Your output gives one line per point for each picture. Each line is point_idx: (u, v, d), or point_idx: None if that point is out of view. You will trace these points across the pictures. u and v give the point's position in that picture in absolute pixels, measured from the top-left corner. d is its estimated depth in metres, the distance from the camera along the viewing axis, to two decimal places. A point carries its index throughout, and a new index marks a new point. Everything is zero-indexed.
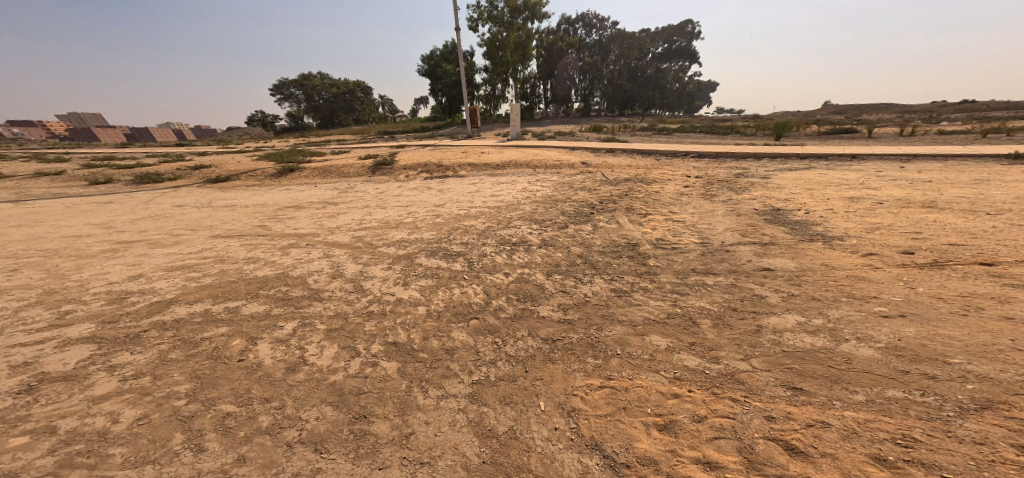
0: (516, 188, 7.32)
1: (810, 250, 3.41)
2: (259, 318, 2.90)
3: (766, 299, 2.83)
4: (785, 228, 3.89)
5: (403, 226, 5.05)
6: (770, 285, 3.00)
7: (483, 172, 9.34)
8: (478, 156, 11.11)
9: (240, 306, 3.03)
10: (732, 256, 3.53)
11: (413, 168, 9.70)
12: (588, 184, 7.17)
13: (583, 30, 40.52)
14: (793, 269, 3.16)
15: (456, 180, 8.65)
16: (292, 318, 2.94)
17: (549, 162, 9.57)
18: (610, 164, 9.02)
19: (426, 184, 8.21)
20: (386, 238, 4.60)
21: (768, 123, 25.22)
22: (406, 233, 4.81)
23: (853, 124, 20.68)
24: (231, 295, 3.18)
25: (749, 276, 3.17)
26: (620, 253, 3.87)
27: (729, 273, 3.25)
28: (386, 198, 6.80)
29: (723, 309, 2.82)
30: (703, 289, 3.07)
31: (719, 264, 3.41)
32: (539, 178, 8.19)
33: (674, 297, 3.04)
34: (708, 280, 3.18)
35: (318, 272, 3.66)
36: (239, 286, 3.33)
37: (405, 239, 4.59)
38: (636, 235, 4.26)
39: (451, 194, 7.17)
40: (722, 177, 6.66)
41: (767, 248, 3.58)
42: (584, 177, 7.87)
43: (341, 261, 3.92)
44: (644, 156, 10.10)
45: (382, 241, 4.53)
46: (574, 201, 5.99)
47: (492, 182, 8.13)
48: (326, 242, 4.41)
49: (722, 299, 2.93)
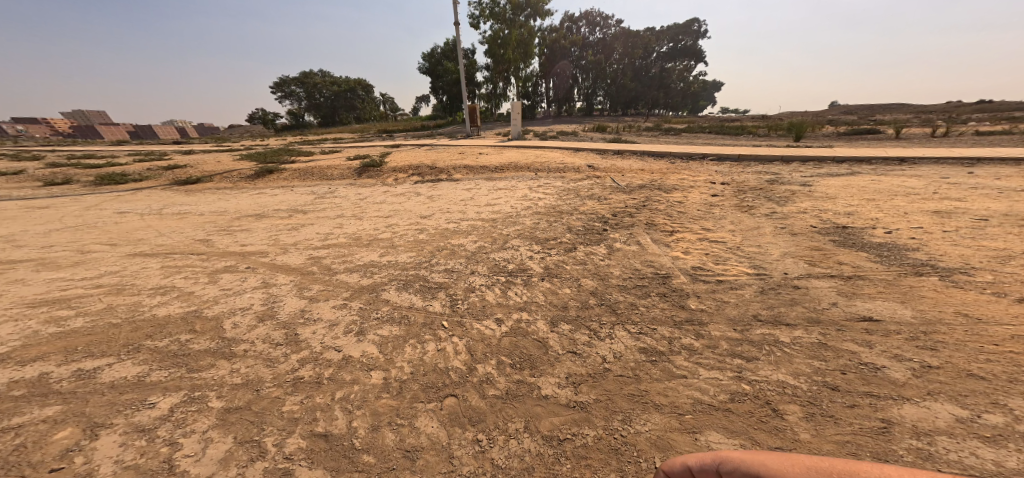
0: (515, 195, 6.44)
1: (928, 290, 2.48)
2: (121, 389, 2.05)
3: (889, 374, 1.91)
4: (869, 255, 2.99)
5: (376, 244, 4.18)
6: (886, 350, 2.07)
7: (479, 175, 8.45)
8: (475, 157, 10.23)
9: (99, 369, 2.16)
10: (807, 295, 2.63)
11: (403, 170, 8.83)
12: (597, 191, 6.25)
13: (587, 27, 39.49)
14: (914, 321, 2.24)
15: (449, 185, 7.77)
16: (171, 389, 2.09)
17: (553, 164, 8.66)
18: (620, 168, 8.10)
19: (414, 189, 7.33)
20: (350, 260, 3.73)
21: (779, 123, 24.17)
22: (377, 253, 3.94)
23: (872, 125, 19.62)
24: (96, 349, 2.32)
25: (845, 331, 2.26)
26: (651, 291, 2.97)
27: (811, 326, 2.34)
28: (364, 206, 5.92)
29: (819, 388, 1.89)
30: (780, 356, 2.15)
31: (793, 310, 2.51)
32: (541, 183, 7.28)
33: (737, 362, 2.17)
34: (783, 338, 2.29)
35: (241, 312, 2.83)
36: (118, 333, 2.48)
37: (375, 262, 3.71)
38: (666, 263, 3.36)
39: (441, 201, 6.28)
40: (753, 183, 5.74)
41: (855, 284, 2.67)
42: (591, 183, 6.96)
43: (277, 295, 3.08)
44: (658, 158, 9.19)
45: (344, 264, 3.66)
46: (582, 212, 5.11)
47: (488, 187, 7.23)
48: (273, 266, 3.56)
49: (814, 373, 2.00)
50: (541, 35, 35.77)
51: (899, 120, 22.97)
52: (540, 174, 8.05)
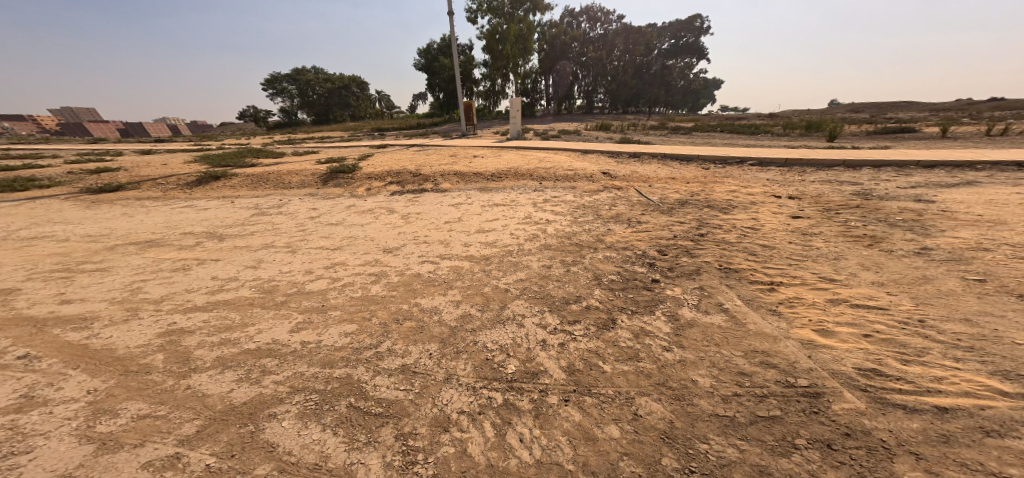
0: (517, 213, 4.98)
1: None
2: None
3: None
4: None
5: (288, 306, 2.82)
6: None
7: (472, 183, 6.94)
8: (468, 161, 8.71)
9: None
10: None
11: (380, 175, 7.27)
12: (624, 209, 4.78)
13: (587, 22, 37.96)
14: None
15: (434, 196, 6.27)
16: None
17: (562, 171, 7.17)
18: (645, 175, 6.59)
19: (389, 202, 5.83)
20: (232, 343, 2.36)
21: (792, 122, 22.81)
22: (288, 327, 2.60)
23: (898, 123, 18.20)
24: None
25: None
26: (775, 450, 1.55)
27: None
28: (314, 229, 4.43)
29: None
30: None
31: None
32: (548, 196, 5.80)
33: None
34: None
35: None
36: None
37: (273, 348, 2.38)
38: (779, 371, 1.97)
39: (419, 222, 4.80)
40: (839, 197, 4.26)
41: None
42: (613, 196, 5.48)
43: (20, 436, 1.63)
44: (685, 162, 7.72)
45: (216, 353, 2.29)
46: (611, 247, 3.68)
47: (482, 202, 5.75)
48: (79, 355, 2.14)
49: None
50: (541, 31, 34.17)
51: (926, 118, 21.46)
52: (546, 184, 6.55)
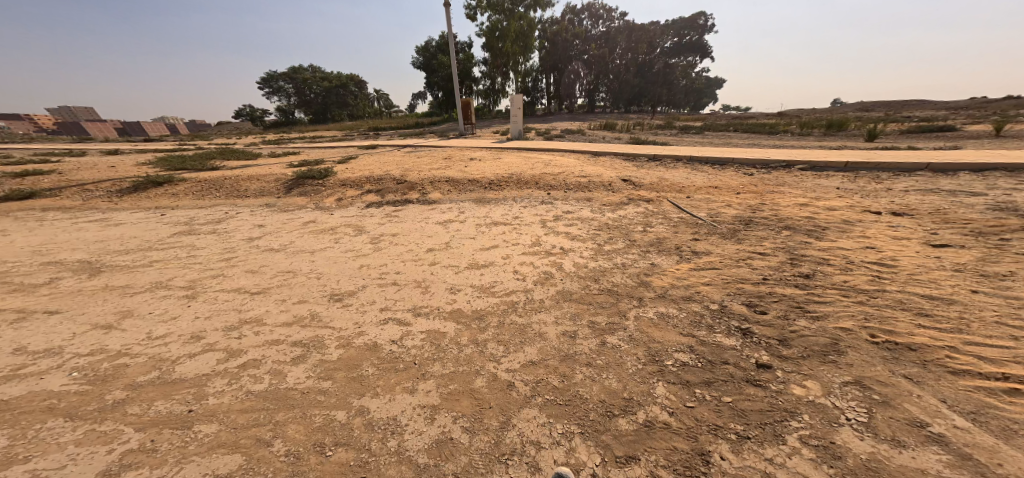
0: (523, 237, 3.82)
1: None
2: None
3: None
4: None
5: (118, 415, 1.67)
6: None
7: (466, 192, 5.77)
8: (462, 164, 7.51)
9: None
10: None
11: (356, 180, 6.08)
12: (665, 231, 3.62)
13: (590, 20, 36.84)
14: None
15: (419, 209, 5.10)
16: None
17: (574, 177, 6.00)
18: (676, 182, 5.40)
19: (360, 216, 4.64)
20: None
21: (804, 121, 21.80)
22: (101, 465, 1.44)
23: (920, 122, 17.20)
24: None
25: None
26: None
27: None
28: (246, 260, 3.25)
29: None
30: None
31: None
32: (560, 210, 4.64)
33: None
34: None
35: None
36: None
37: None
38: None
39: (393, 249, 3.64)
40: (968, 216, 3.11)
41: None
42: (643, 211, 4.31)
43: None
44: (719, 165, 6.55)
45: None
46: (659, 302, 2.56)
47: (478, 218, 4.57)
48: None
49: None
50: (543, 27, 32.96)
51: (951, 118, 20.42)
52: (556, 194, 5.38)
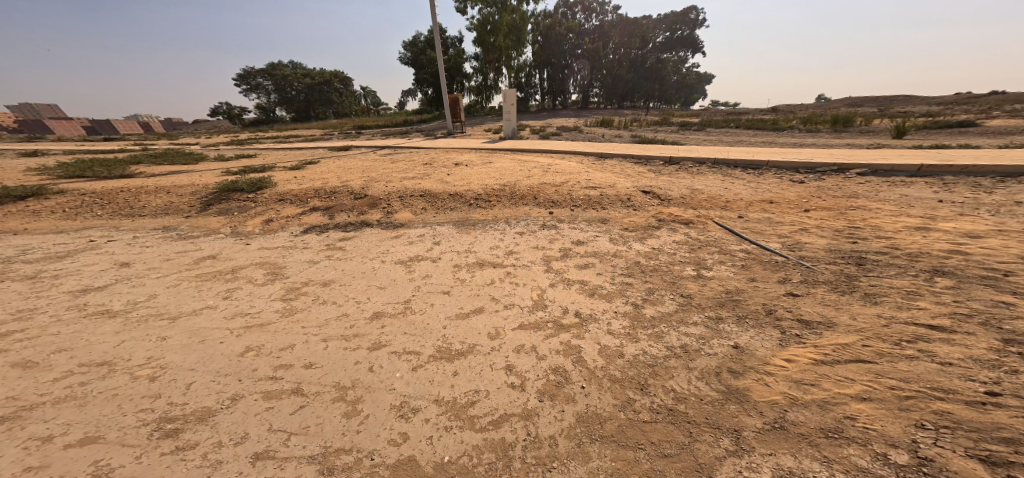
0: (517, 295, 2.71)
1: None
2: None
3: None
4: None
5: None
6: None
7: (444, 209, 4.53)
8: (443, 170, 6.23)
9: None
10: None
11: (303, 192, 4.76)
12: (735, 285, 2.57)
13: (582, 13, 35.69)
14: None
15: (377, 235, 3.82)
16: None
17: (581, 188, 4.81)
18: (712, 194, 4.25)
19: (289, 249, 3.36)
20: None
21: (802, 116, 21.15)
22: None
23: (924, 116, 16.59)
24: None
25: None
26: None
27: None
28: (47, 347, 1.99)
29: None
30: None
31: None
32: (565, 241, 3.46)
33: None
34: None
35: None
36: None
37: None
38: None
39: (315, 316, 2.45)
40: None
41: None
42: (682, 244, 3.18)
43: None
44: (754, 169, 5.45)
45: None
46: (771, 450, 1.51)
47: (456, 255, 3.39)
48: None
49: None
50: (535, 21, 31.64)
51: (950, 111, 19.99)
52: (559, 213, 4.20)
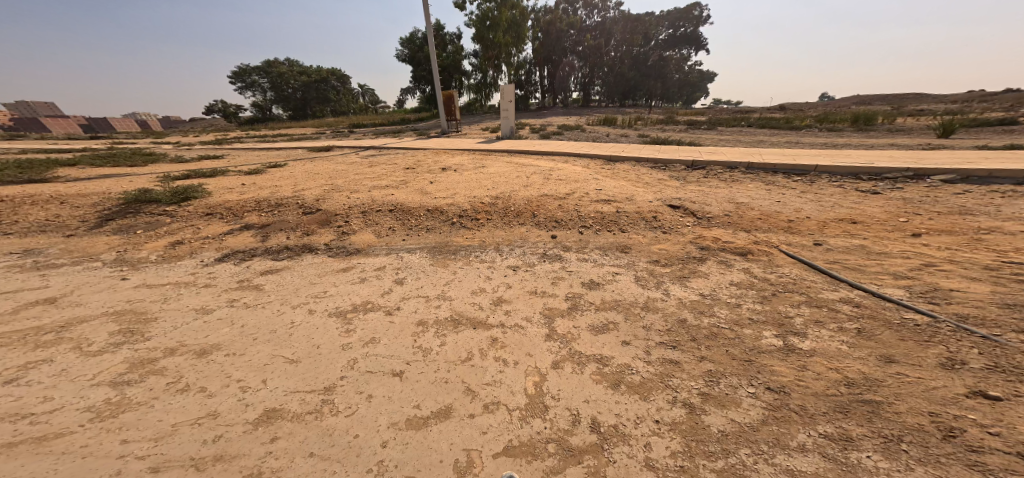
0: (504, 385, 1.91)
1: None
2: None
3: None
4: None
5: None
6: None
7: (417, 228, 3.58)
8: (425, 176, 5.29)
9: None
10: None
11: (240, 203, 3.80)
12: (859, 368, 1.76)
13: (584, 9, 34.65)
14: None
15: (317, 269, 2.90)
16: None
17: (590, 203, 3.90)
18: (758, 213, 3.34)
19: (167, 288, 2.52)
20: None
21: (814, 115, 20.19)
22: None
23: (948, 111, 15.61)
24: None
25: None
26: None
27: None
28: None
29: None
30: None
31: None
32: (576, 284, 2.70)
33: None
34: None
35: None
36: None
37: None
38: None
39: (148, 419, 1.63)
40: None
41: None
42: (755, 295, 2.37)
43: None
44: (800, 175, 4.49)
45: None
46: None
47: (421, 307, 2.53)
48: None
49: None
50: (535, 17, 30.64)
51: (971, 108, 19.00)
52: (564, 240, 3.31)
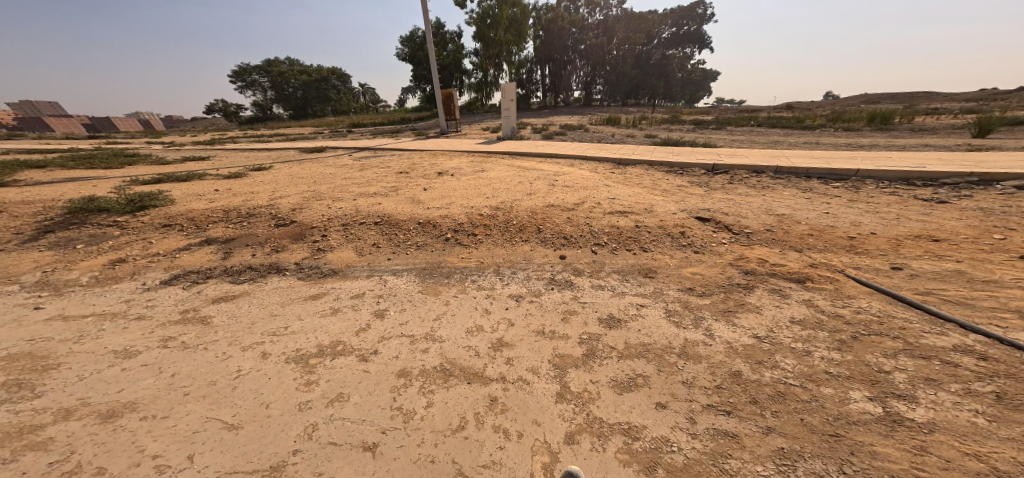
0: (504, 469, 1.43)
1: None
2: None
3: None
4: None
5: None
6: None
7: (405, 245, 3.13)
8: (419, 181, 4.81)
9: None
10: None
11: (206, 213, 3.34)
12: (1014, 456, 1.27)
13: (586, 7, 34.06)
14: None
15: (280, 296, 2.43)
16: None
17: (605, 214, 3.45)
18: (802, 230, 2.87)
19: (87, 323, 2.04)
20: None
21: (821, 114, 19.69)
22: None
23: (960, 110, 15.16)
24: None
25: None
26: None
27: None
28: None
29: None
30: None
31: None
32: (591, 322, 2.24)
33: None
34: None
35: None
36: None
37: None
38: None
39: None
40: None
41: None
42: (827, 343, 1.92)
43: None
44: (839, 180, 4.02)
45: None
46: None
47: (404, 351, 2.09)
48: None
49: None
50: (536, 15, 30.09)
51: (986, 107, 18.41)
52: (576, 260, 2.85)
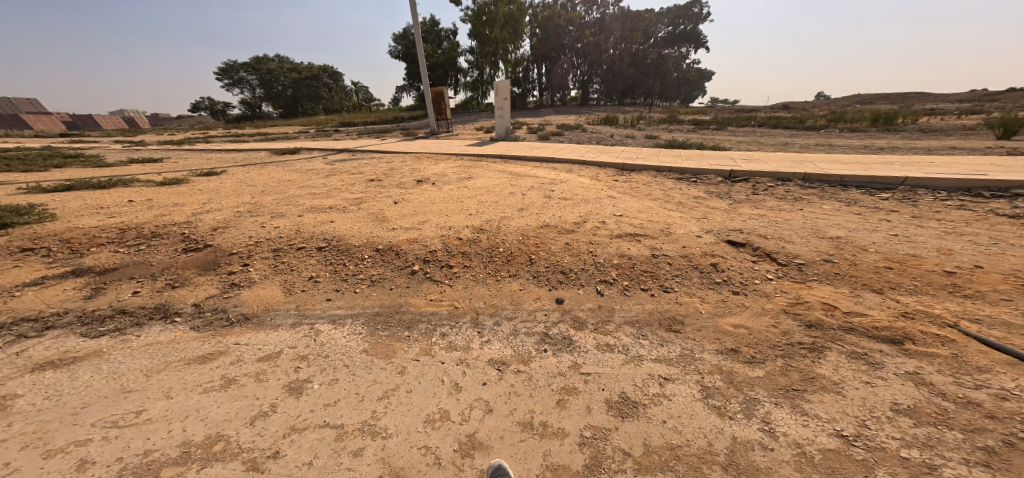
0: None
1: None
2: None
3: None
4: None
5: None
6: None
7: (355, 282, 2.50)
8: (392, 190, 4.12)
9: None
10: None
11: (90, 233, 2.65)
12: None
13: (583, 5, 33.44)
14: None
15: (141, 361, 1.79)
16: None
17: (612, 240, 2.86)
18: (875, 261, 2.26)
19: None
20: None
21: (819, 115, 19.27)
22: None
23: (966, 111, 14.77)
24: None
25: None
26: None
27: None
28: None
29: None
30: None
31: None
32: (595, 409, 1.62)
33: None
34: None
35: None
36: None
37: None
38: None
39: None
40: None
41: None
42: (960, 456, 1.20)
43: None
44: (887, 190, 3.41)
45: None
46: None
47: (324, 454, 1.40)
48: None
49: None
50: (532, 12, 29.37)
51: (986, 109, 18.14)
52: (575, 308, 2.29)
